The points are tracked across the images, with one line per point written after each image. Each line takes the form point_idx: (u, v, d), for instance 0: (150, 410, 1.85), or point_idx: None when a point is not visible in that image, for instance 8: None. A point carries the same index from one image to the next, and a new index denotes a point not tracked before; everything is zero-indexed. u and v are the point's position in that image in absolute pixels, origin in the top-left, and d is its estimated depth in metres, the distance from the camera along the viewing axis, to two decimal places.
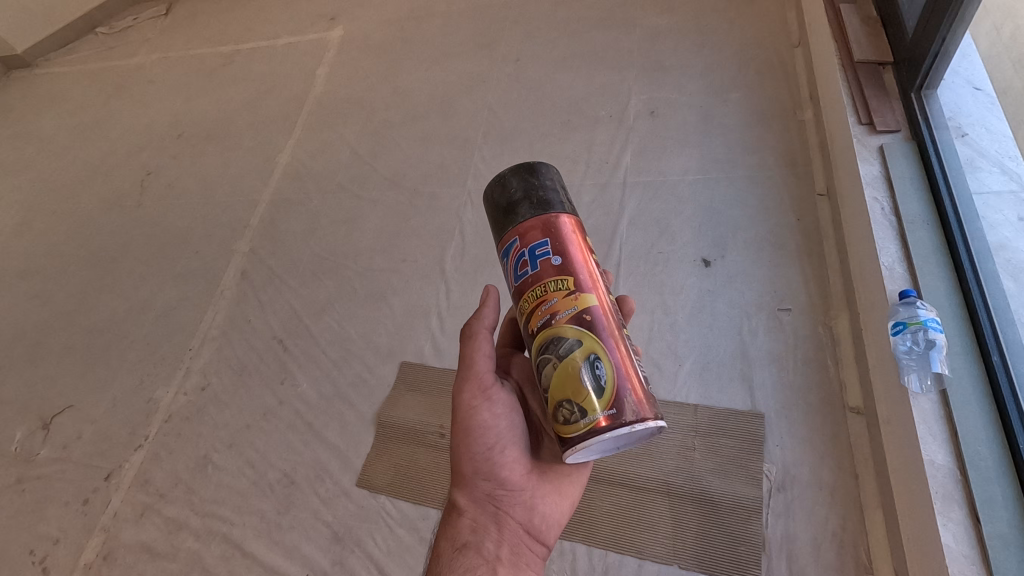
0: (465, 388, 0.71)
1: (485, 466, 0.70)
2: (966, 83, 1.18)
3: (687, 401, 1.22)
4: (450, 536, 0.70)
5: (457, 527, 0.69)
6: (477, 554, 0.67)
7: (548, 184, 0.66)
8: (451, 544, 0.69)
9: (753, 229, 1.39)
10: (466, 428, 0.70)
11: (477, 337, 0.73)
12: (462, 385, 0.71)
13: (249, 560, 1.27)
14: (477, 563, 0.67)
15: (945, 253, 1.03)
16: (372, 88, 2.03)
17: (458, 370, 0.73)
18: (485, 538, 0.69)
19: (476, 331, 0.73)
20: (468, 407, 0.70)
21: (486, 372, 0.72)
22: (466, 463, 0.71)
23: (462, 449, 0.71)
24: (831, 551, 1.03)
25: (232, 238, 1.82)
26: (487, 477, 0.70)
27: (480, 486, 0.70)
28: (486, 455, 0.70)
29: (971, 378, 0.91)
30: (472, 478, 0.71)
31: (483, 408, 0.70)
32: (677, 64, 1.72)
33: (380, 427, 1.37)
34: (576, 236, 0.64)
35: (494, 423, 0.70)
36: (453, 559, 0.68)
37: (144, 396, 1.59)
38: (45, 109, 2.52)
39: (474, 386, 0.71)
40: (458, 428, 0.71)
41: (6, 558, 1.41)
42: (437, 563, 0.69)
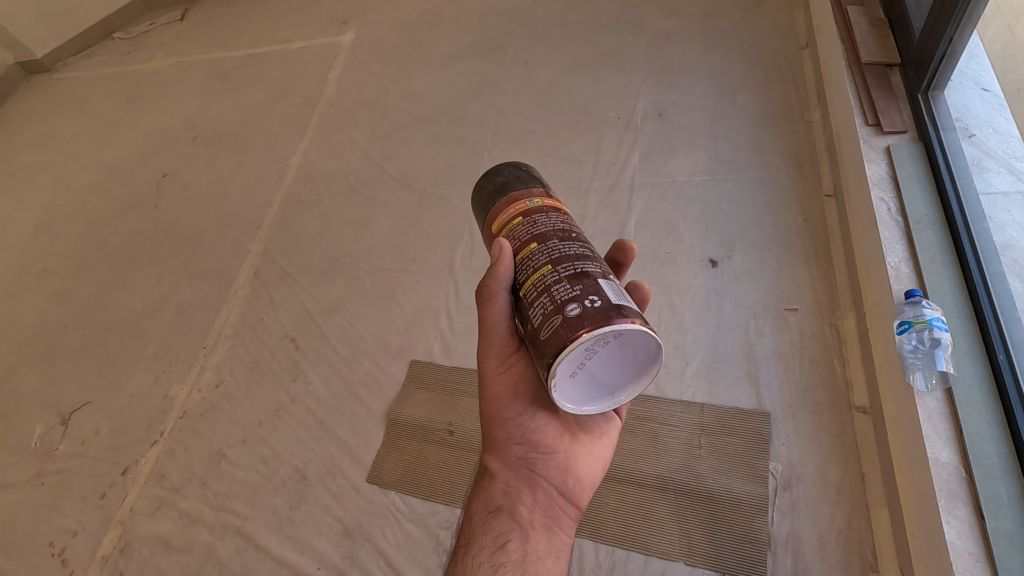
0: (488, 353, 0.69)
1: (518, 431, 0.69)
2: (974, 85, 1.19)
3: (693, 400, 1.23)
4: (485, 499, 0.71)
5: (492, 491, 0.71)
6: (510, 518, 0.69)
7: (481, 185, 0.72)
8: (485, 507, 0.70)
9: (760, 229, 1.40)
10: (492, 393, 0.69)
11: (495, 299, 0.64)
12: (484, 351, 0.69)
13: (262, 553, 1.30)
14: (510, 528, 0.68)
15: (951, 253, 1.04)
16: (383, 91, 2.06)
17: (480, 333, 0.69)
18: (519, 502, 0.69)
19: (494, 292, 0.63)
20: (491, 374, 0.69)
21: (505, 335, 0.67)
22: (497, 430, 0.70)
23: (491, 414, 0.70)
24: (836, 549, 1.04)
25: (245, 238, 1.85)
26: (520, 441, 0.70)
27: (513, 451, 0.70)
28: (515, 419, 0.69)
29: (975, 377, 0.92)
30: (504, 444, 0.70)
31: (508, 373, 0.69)
32: (685, 65, 1.74)
33: (390, 424, 1.39)
34: (489, 228, 0.68)
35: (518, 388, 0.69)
36: (486, 522, 0.69)
37: (159, 393, 1.62)
38: (63, 112, 2.58)
39: (496, 350, 0.68)
40: (483, 394, 0.70)
41: (26, 549, 1.45)
42: (471, 523, 0.71)
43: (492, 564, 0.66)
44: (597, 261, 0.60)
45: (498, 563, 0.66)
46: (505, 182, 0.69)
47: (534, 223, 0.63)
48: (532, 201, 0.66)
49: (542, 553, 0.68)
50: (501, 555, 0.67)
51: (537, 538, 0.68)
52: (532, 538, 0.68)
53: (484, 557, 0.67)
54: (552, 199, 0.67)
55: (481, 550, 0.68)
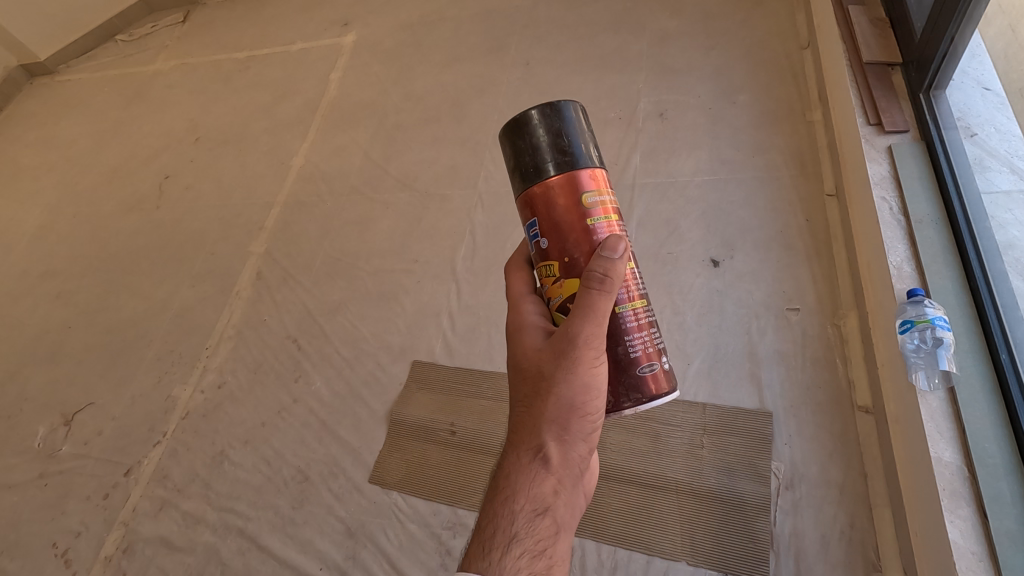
0: (592, 341, 0.60)
1: (589, 429, 0.64)
2: (976, 84, 1.18)
3: (696, 400, 1.23)
4: (531, 494, 0.62)
5: (540, 486, 0.62)
6: (557, 521, 0.62)
7: (553, 133, 0.62)
8: (531, 504, 0.61)
9: (762, 229, 1.40)
10: (588, 383, 0.61)
11: (614, 293, 0.60)
12: (590, 337, 0.60)
13: (265, 554, 1.30)
14: (556, 531, 0.61)
15: (954, 252, 1.03)
16: (384, 92, 2.06)
17: (591, 313, 0.59)
18: (565, 503, 0.63)
19: (616, 287, 0.60)
20: (592, 362, 0.61)
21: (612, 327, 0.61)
22: (575, 423, 0.62)
23: (572, 405, 0.62)
24: (839, 549, 1.04)
25: (247, 239, 1.86)
26: (587, 439, 0.64)
27: (579, 449, 0.63)
28: (592, 417, 0.63)
29: (979, 376, 0.92)
30: (574, 439, 0.63)
31: (603, 368, 0.62)
32: (686, 65, 1.74)
33: (391, 425, 1.39)
34: (568, 198, 0.62)
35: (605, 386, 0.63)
36: (531, 523, 0.61)
37: (162, 394, 1.62)
38: (66, 114, 2.58)
39: (602, 340, 0.61)
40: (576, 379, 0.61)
41: (29, 549, 1.45)
42: (510, 521, 0.61)
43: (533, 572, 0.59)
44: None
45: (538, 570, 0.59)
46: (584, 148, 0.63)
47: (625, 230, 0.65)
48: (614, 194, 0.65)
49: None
50: (540, 561, 0.60)
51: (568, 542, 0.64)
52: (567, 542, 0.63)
53: (526, 562, 0.59)
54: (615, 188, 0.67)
55: (523, 554, 0.59)
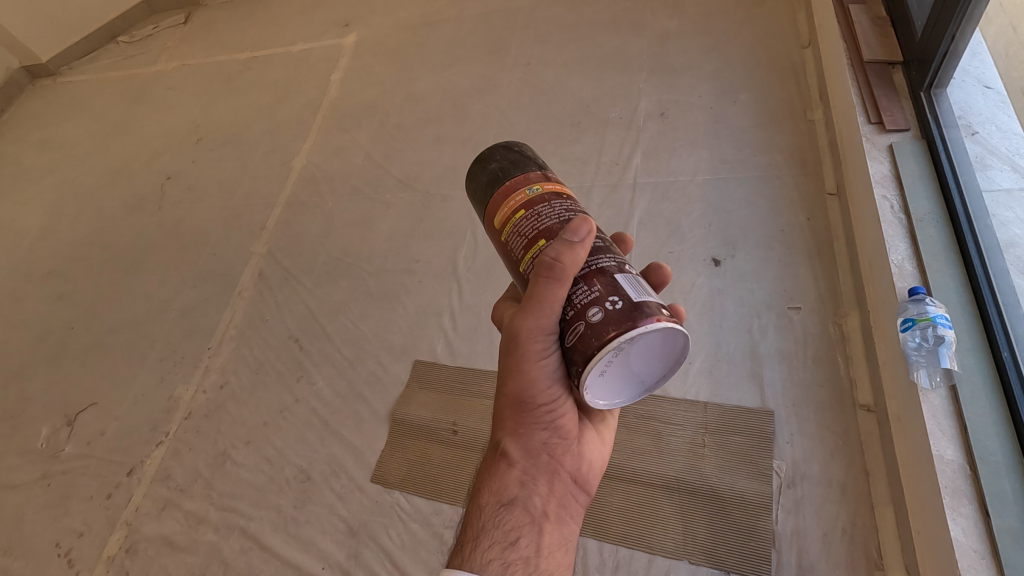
0: (534, 338, 0.61)
1: (542, 417, 0.67)
2: (976, 82, 1.19)
3: (697, 398, 1.23)
4: (497, 490, 0.68)
5: (506, 480, 0.68)
6: (525, 510, 0.66)
7: (474, 173, 0.68)
8: (497, 497, 0.67)
9: (763, 228, 1.40)
10: (527, 379, 0.64)
11: (565, 280, 0.57)
12: (531, 334, 0.61)
13: (267, 553, 1.30)
14: (525, 521, 0.66)
15: (954, 250, 1.03)
16: (385, 93, 2.07)
17: (524, 312, 0.59)
18: (534, 492, 0.67)
19: (569, 275, 0.57)
20: (535, 357, 0.63)
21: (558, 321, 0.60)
22: (521, 415, 0.67)
23: (516, 399, 0.66)
24: (841, 547, 1.04)
25: (250, 239, 1.86)
26: (544, 426, 0.68)
27: (536, 436, 0.68)
28: (541, 405, 0.67)
29: (980, 374, 0.92)
30: (527, 431, 0.68)
31: (548, 361, 0.63)
32: (687, 65, 1.74)
33: (393, 424, 1.40)
34: (489, 217, 0.65)
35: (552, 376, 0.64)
36: (499, 515, 0.66)
37: (165, 395, 1.63)
38: (69, 116, 2.59)
39: (546, 337, 0.61)
40: (518, 379, 0.65)
41: (32, 549, 1.46)
42: (479, 515, 0.67)
43: (503, 561, 0.63)
44: (620, 256, 0.61)
45: (510, 559, 0.63)
46: (504, 164, 0.65)
47: (551, 211, 0.60)
48: (535, 185, 0.63)
49: (553, 546, 0.66)
50: (513, 550, 0.64)
51: (549, 531, 0.67)
52: (545, 531, 0.66)
53: (495, 553, 0.63)
54: (553, 178, 0.65)
55: (492, 545, 0.64)
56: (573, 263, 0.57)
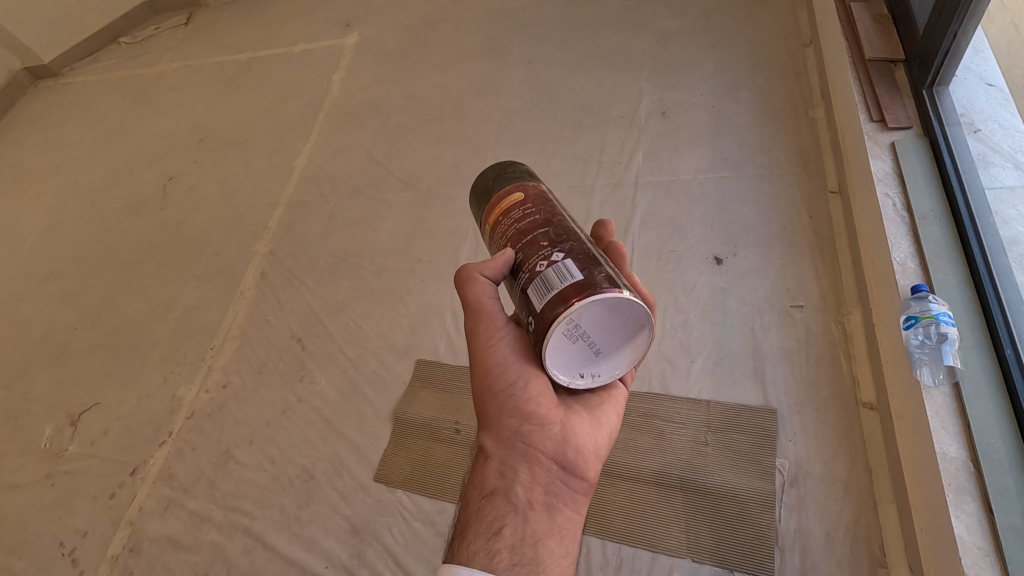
0: (480, 331, 0.70)
1: (509, 405, 0.69)
2: (978, 80, 1.19)
3: (700, 397, 1.23)
4: (480, 482, 0.70)
5: (487, 473, 0.69)
6: (507, 498, 0.67)
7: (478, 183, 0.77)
8: (480, 490, 0.69)
9: (764, 226, 1.40)
10: (484, 367, 0.69)
11: (475, 283, 0.69)
12: (474, 326, 0.71)
13: (271, 552, 1.30)
14: (507, 509, 0.67)
15: (957, 247, 1.03)
16: (387, 93, 2.07)
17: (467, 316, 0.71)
18: (515, 481, 0.68)
19: (472, 276, 0.68)
20: (484, 347, 0.70)
21: (495, 312, 0.70)
22: (490, 406, 0.69)
23: (482, 392, 0.70)
24: (844, 545, 1.04)
25: (252, 239, 1.86)
26: (513, 414, 0.69)
27: (507, 425, 0.69)
28: (506, 394, 0.68)
29: (984, 371, 0.91)
30: (498, 420, 0.69)
31: (498, 345, 0.70)
32: (688, 64, 1.74)
33: (396, 423, 1.40)
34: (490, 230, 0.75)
35: (511, 360, 0.69)
36: (482, 507, 0.68)
37: (167, 394, 1.63)
38: (71, 117, 2.60)
39: (488, 326, 0.70)
40: (478, 369, 0.70)
41: (36, 549, 1.46)
42: (467, 510, 0.70)
43: (488, 551, 0.64)
44: (531, 259, 0.62)
45: (494, 548, 0.64)
46: (478, 202, 0.73)
47: (494, 243, 0.69)
48: (489, 222, 0.70)
49: (543, 534, 0.67)
50: (498, 540, 0.65)
51: (535, 519, 0.67)
52: (531, 520, 0.67)
53: (480, 544, 0.65)
54: (498, 201, 0.69)
55: (477, 537, 0.66)
56: (479, 270, 0.67)
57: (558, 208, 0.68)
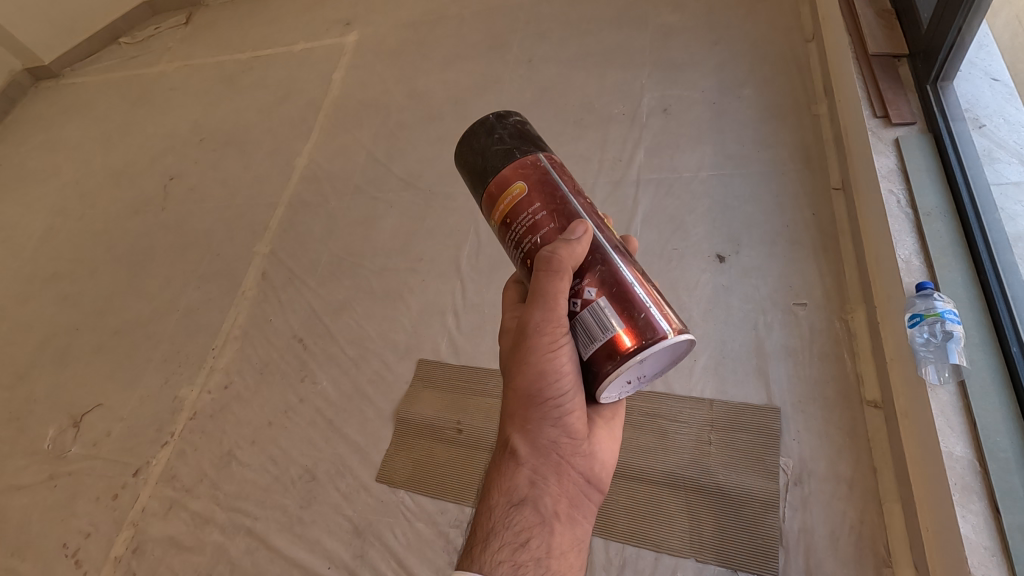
0: (543, 331, 0.62)
1: (554, 413, 0.66)
2: (983, 75, 1.18)
3: (703, 396, 1.23)
4: (506, 489, 0.66)
5: (516, 479, 0.66)
6: (536, 510, 0.65)
7: (464, 152, 0.66)
8: (506, 497, 0.66)
9: (768, 223, 1.39)
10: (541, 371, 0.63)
11: (564, 273, 0.59)
12: (541, 325, 0.62)
13: (273, 553, 1.30)
14: (535, 521, 0.64)
15: (963, 245, 1.02)
16: (387, 92, 2.06)
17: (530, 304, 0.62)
18: (544, 492, 0.66)
19: (565, 266, 0.59)
20: (546, 351, 0.62)
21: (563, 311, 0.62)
22: (534, 409, 0.65)
23: (530, 393, 0.65)
24: (849, 544, 1.03)
25: (253, 239, 1.86)
26: (555, 423, 0.66)
27: (546, 434, 0.66)
28: (554, 400, 0.65)
29: (990, 370, 0.91)
30: (539, 426, 0.66)
31: (561, 352, 0.63)
32: (689, 60, 1.72)
33: (399, 423, 1.39)
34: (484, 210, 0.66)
35: (569, 369, 0.63)
36: (508, 515, 0.65)
37: (169, 395, 1.63)
38: (72, 117, 2.60)
39: (551, 327, 0.62)
40: (530, 370, 0.64)
41: (39, 550, 1.46)
42: (488, 515, 0.66)
43: (513, 563, 0.62)
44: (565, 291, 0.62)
45: (520, 561, 0.62)
46: (471, 185, 0.67)
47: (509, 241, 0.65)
48: (494, 218, 0.65)
49: (564, 548, 0.65)
50: (523, 552, 0.63)
51: (560, 532, 0.65)
52: (556, 533, 0.65)
53: (504, 555, 0.62)
54: (497, 197, 0.63)
55: (502, 547, 0.63)
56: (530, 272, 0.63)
57: (563, 193, 0.63)
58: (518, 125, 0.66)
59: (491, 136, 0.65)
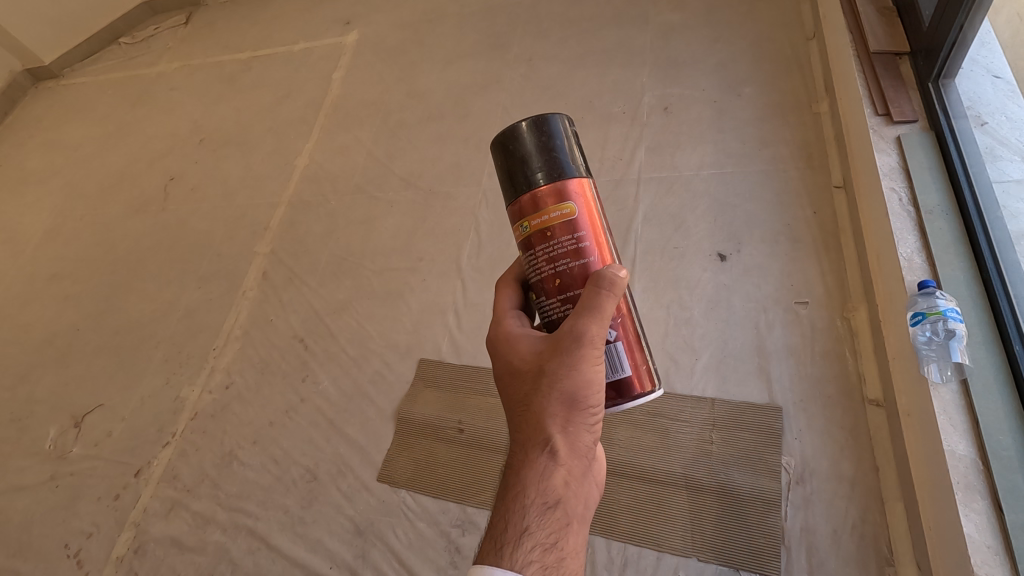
0: (599, 339, 0.61)
1: (592, 415, 0.63)
2: (986, 72, 1.17)
3: (704, 395, 1.22)
4: (540, 489, 0.61)
5: (551, 479, 0.61)
6: (567, 511, 0.61)
7: (508, 149, 0.64)
8: (540, 497, 0.60)
9: (770, 222, 1.38)
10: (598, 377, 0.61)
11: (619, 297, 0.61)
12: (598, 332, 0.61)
13: (274, 553, 1.30)
14: (566, 521, 0.61)
15: (965, 243, 1.02)
16: (387, 91, 2.06)
17: (590, 315, 0.60)
18: (575, 494, 0.62)
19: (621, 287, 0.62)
20: (598, 359, 0.62)
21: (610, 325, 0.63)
22: (578, 412, 0.62)
23: (578, 396, 0.62)
24: (851, 542, 1.03)
25: (253, 239, 1.86)
26: (591, 426, 0.63)
27: (585, 437, 0.63)
28: (596, 404, 0.63)
29: (992, 368, 0.90)
30: (579, 428, 0.62)
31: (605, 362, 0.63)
32: (690, 59, 1.72)
33: (400, 423, 1.39)
34: (517, 215, 0.64)
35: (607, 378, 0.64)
36: (540, 516, 0.60)
37: (171, 395, 1.63)
38: (72, 118, 2.60)
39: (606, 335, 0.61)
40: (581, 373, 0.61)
41: (41, 551, 1.47)
42: (517, 516, 0.60)
43: (545, 564, 0.58)
44: None
45: (550, 562, 0.58)
46: (509, 184, 0.64)
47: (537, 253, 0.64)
48: (525, 223, 0.64)
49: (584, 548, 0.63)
50: (554, 553, 0.59)
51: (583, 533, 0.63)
52: (581, 535, 0.62)
53: (536, 556, 0.58)
54: (543, 205, 0.62)
55: (533, 547, 0.58)
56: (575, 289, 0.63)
57: (603, 222, 0.65)
58: (569, 133, 0.65)
59: (542, 138, 0.63)
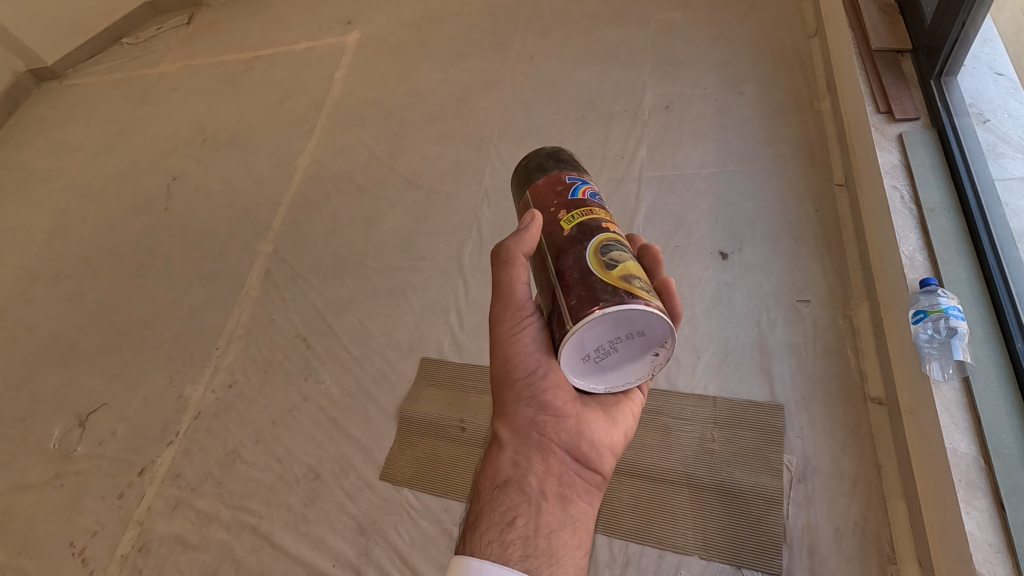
0: (505, 315, 0.68)
1: (527, 393, 0.68)
2: (988, 69, 1.17)
3: (706, 393, 1.22)
4: (492, 472, 0.69)
5: (501, 462, 0.69)
6: (519, 489, 0.67)
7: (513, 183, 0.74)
8: (493, 480, 0.69)
9: (772, 220, 1.38)
10: (505, 353, 0.68)
11: (512, 262, 0.66)
12: (501, 312, 0.68)
13: (278, 551, 1.31)
14: (519, 500, 0.66)
15: (966, 240, 1.02)
16: (389, 90, 2.06)
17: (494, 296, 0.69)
18: (528, 472, 0.68)
19: (516, 256, 0.66)
20: (507, 334, 0.68)
21: (522, 299, 0.68)
22: (507, 392, 0.69)
23: (502, 376, 0.69)
24: (853, 541, 1.03)
25: (256, 239, 1.87)
26: (530, 403, 0.68)
27: (522, 415, 0.69)
28: (523, 380, 0.68)
29: (994, 366, 0.90)
30: (514, 408, 0.69)
31: (522, 334, 0.67)
32: (692, 57, 1.72)
33: (402, 421, 1.40)
34: None
35: (532, 349, 0.67)
36: (494, 498, 0.67)
37: (175, 394, 1.64)
38: (75, 118, 2.60)
39: (512, 311, 0.68)
40: (497, 353, 0.69)
41: (46, 549, 1.47)
42: (478, 500, 0.69)
43: (499, 542, 0.63)
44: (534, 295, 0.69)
45: (505, 539, 0.64)
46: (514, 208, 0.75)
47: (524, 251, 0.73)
48: None
49: (556, 526, 0.66)
50: (510, 531, 0.64)
51: (549, 510, 0.66)
52: (544, 511, 0.66)
53: (492, 536, 0.64)
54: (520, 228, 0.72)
55: (490, 528, 0.65)
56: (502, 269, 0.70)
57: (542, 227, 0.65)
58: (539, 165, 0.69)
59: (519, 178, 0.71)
